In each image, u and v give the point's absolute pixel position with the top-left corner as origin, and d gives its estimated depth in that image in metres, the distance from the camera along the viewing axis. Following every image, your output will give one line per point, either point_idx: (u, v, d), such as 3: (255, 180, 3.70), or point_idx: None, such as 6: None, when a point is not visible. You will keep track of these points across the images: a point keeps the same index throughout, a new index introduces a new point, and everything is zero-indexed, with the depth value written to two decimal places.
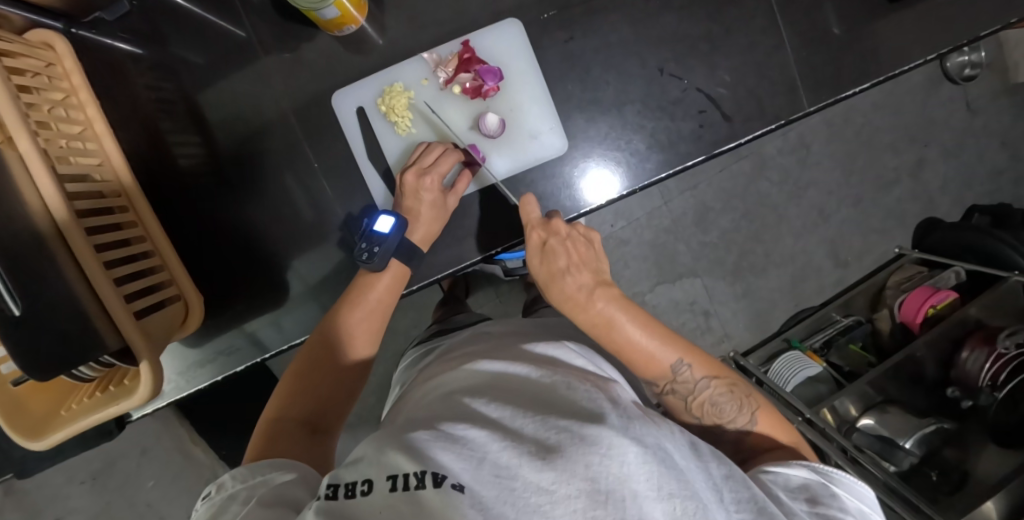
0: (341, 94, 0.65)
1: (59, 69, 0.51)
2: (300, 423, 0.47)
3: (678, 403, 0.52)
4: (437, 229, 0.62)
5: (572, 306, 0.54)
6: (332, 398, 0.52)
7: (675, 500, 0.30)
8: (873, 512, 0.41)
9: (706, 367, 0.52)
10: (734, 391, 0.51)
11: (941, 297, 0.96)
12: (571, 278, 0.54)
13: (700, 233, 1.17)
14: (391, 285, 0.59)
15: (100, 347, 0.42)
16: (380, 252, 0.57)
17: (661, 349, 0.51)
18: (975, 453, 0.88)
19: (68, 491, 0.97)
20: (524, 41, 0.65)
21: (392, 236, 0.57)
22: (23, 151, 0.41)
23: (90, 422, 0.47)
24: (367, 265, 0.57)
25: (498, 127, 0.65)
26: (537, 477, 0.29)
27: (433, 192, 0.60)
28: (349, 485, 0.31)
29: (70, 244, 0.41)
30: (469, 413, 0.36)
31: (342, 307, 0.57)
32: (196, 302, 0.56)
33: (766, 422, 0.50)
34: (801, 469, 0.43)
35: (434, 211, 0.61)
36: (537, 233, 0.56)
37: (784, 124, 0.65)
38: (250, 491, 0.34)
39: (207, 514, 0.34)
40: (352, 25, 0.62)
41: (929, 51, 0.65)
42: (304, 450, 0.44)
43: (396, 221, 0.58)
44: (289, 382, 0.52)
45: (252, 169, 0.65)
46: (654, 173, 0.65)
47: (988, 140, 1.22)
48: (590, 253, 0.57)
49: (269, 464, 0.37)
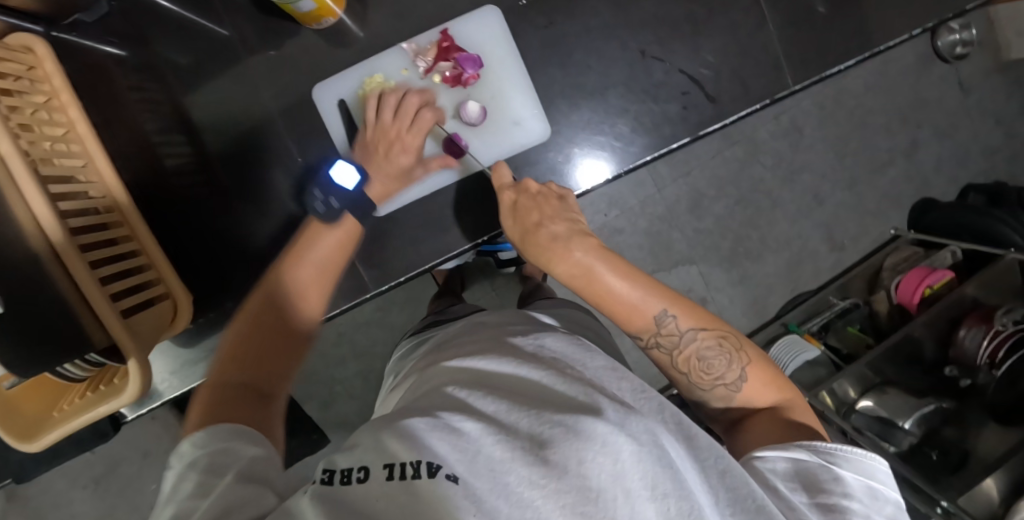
0: (321, 88, 0.65)
1: (40, 73, 0.51)
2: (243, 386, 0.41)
3: (664, 358, 0.52)
4: (394, 189, 0.62)
5: (552, 256, 0.53)
6: (279, 359, 0.45)
7: (668, 500, 0.30)
8: (881, 486, 0.41)
9: (694, 319, 0.52)
10: (724, 344, 0.51)
11: (937, 276, 0.96)
12: (546, 229, 0.53)
13: (694, 220, 1.17)
14: (342, 241, 0.56)
15: (88, 344, 0.42)
16: (336, 205, 0.56)
17: (644, 299, 0.51)
18: (975, 431, 0.88)
19: (72, 496, 0.97)
20: (503, 28, 0.64)
21: (353, 193, 0.58)
22: (5, 152, 0.40)
23: (82, 422, 0.47)
24: (320, 216, 0.56)
25: (479, 115, 0.64)
26: (529, 472, 0.29)
27: (403, 150, 0.61)
28: (345, 471, 0.30)
29: (65, 261, 0.41)
30: (465, 404, 0.36)
31: (285, 262, 0.53)
32: (185, 300, 0.56)
33: (756, 378, 0.50)
34: (804, 452, 0.42)
35: (398, 169, 0.61)
36: (507, 193, 0.57)
37: (769, 103, 0.65)
38: (213, 459, 0.33)
39: (167, 485, 0.33)
40: (331, 18, 0.61)
41: (913, 27, 0.65)
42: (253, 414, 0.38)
43: (360, 179, 0.58)
44: (226, 346, 0.45)
45: (238, 167, 0.65)
46: (639, 156, 0.65)
47: (980, 118, 1.21)
48: (563, 206, 0.57)
49: (232, 429, 0.35)
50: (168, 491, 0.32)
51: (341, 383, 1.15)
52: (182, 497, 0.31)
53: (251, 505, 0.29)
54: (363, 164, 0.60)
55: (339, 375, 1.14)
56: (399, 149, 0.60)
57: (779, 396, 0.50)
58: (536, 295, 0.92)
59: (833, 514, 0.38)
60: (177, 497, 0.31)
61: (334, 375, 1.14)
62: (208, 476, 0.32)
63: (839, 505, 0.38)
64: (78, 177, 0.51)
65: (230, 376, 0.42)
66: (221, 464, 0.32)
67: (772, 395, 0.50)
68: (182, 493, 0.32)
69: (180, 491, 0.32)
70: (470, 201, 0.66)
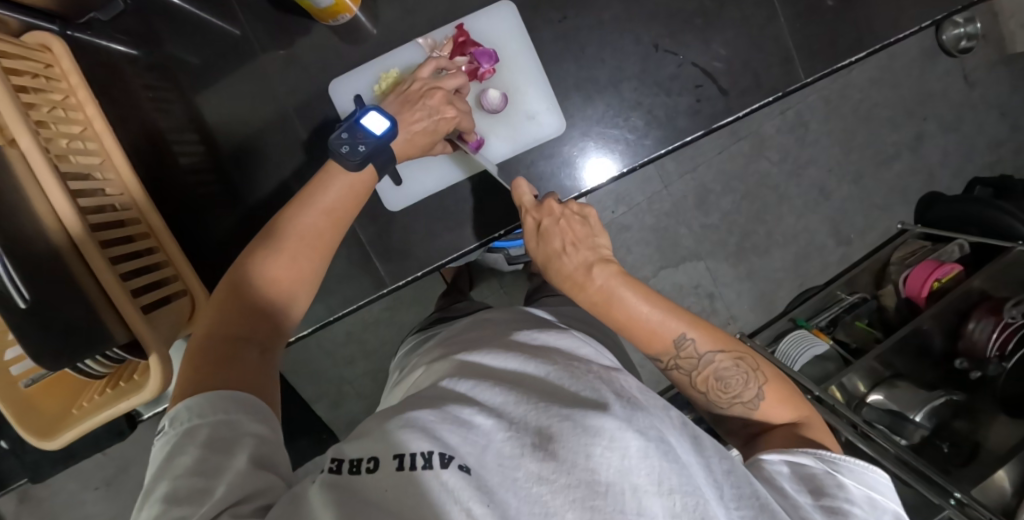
0: (337, 82, 0.65)
1: (57, 71, 0.51)
2: (233, 338, 0.42)
3: (683, 379, 0.52)
4: (415, 153, 0.59)
5: (569, 285, 0.54)
6: (272, 317, 0.46)
7: (674, 495, 0.30)
8: (885, 499, 0.40)
9: (711, 340, 0.51)
10: (742, 364, 0.50)
11: (945, 270, 0.97)
12: (567, 260, 0.54)
13: (701, 216, 1.17)
14: (343, 200, 0.53)
15: (109, 340, 0.43)
16: (366, 150, 0.54)
17: (664, 323, 0.51)
18: (986, 424, 0.88)
19: (83, 497, 0.97)
20: (517, 22, 0.65)
21: (382, 139, 0.55)
22: (25, 149, 0.42)
23: (100, 420, 0.47)
24: (348, 159, 0.53)
25: (498, 105, 0.64)
26: (537, 467, 0.30)
27: (436, 103, 0.58)
28: (355, 461, 0.31)
29: (83, 252, 0.43)
30: (471, 398, 0.37)
31: (291, 209, 0.51)
32: (202, 297, 0.56)
33: (773, 397, 0.49)
34: (807, 457, 0.43)
35: (427, 126, 0.58)
36: (531, 217, 0.58)
37: (780, 96, 0.65)
38: (213, 433, 0.34)
39: (162, 452, 0.34)
40: (346, 14, 0.61)
41: (922, 18, 0.65)
42: (246, 373, 0.39)
43: (391, 124, 0.55)
44: (220, 296, 0.45)
45: (256, 166, 0.65)
46: (653, 149, 0.65)
47: (987, 111, 1.21)
48: (586, 230, 0.56)
49: (230, 398, 0.36)
50: (163, 464, 0.33)
51: (350, 383, 1.15)
52: (179, 470, 0.32)
53: (263, 495, 0.31)
54: (396, 115, 0.57)
55: (349, 374, 1.15)
56: (435, 110, 0.58)
57: (797, 415, 0.50)
58: (542, 290, 0.93)
59: (836, 515, 0.38)
60: (173, 471, 0.32)
61: (343, 374, 1.14)
62: (206, 451, 0.32)
63: (843, 507, 0.38)
64: (96, 174, 0.51)
65: (222, 332, 0.42)
66: (222, 439, 0.33)
67: (788, 413, 0.50)
68: (178, 468, 0.32)
69: (180, 465, 0.32)
70: (484, 197, 0.66)
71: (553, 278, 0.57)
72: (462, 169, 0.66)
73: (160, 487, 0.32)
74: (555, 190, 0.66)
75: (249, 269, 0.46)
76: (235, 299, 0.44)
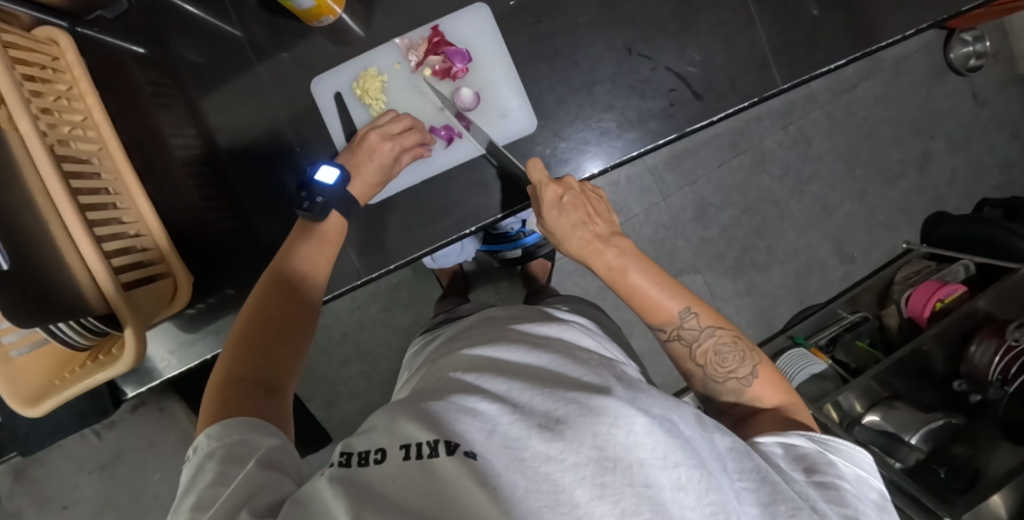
0: (319, 80, 0.68)
1: (64, 63, 0.55)
2: (256, 381, 0.43)
3: (683, 351, 0.53)
4: (375, 191, 0.63)
5: (589, 251, 0.54)
6: (290, 340, 0.48)
7: (680, 468, 0.30)
8: (871, 477, 0.41)
9: (712, 317, 0.53)
10: (739, 343, 0.52)
11: (948, 290, 0.94)
12: (580, 232, 0.54)
13: (699, 228, 1.17)
14: (336, 230, 0.59)
15: (85, 308, 0.47)
16: (322, 202, 0.56)
17: (669, 297, 0.53)
18: (988, 450, 0.85)
19: (76, 480, 0.94)
20: (489, 23, 0.67)
21: (335, 188, 0.58)
22: (23, 131, 0.44)
23: (74, 391, 0.49)
24: (308, 214, 0.56)
25: (472, 100, 0.66)
26: (545, 447, 0.29)
27: (385, 154, 0.62)
28: (362, 454, 0.31)
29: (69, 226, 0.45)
30: (477, 386, 0.35)
31: (294, 249, 0.55)
32: (184, 280, 0.59)
33: (766, 378, 0.50)
34: (800, 438, 0.42)
35: (379, 172, 0.62)
36: (553, 188, 0.55)
37: (757, 101, 0.65)
38: (230, 451, 0.35)
39: (189, 473, 0.36)
40: (329, 16, 0.65)
41: (907, 27, 0.65)
42: (260, 403, 0.41)
43: (341, 174, 0.59)
44: (238, 330, 0.47)
45: (248, 160, 0.68)
46: (626, 150, 0.66)
47: (997, 130, 1.19)
48: (603, 206, 0.58)
49: (245, 422, 0.38)
50: (191, 480, 0.36)
51: (345, 383, 1.16)
52: (203, 485, 0.34)
53: (269, 492, 0.32)
54: (347, 165, 0.61)
55: (343, 374, 1.16)
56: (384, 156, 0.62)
57: (785, 400, 0.51)
58: (541, 295, 0.94)
59: (828, 489, 0.37)
60: (197, 485, 0.34)
61: (339, 374, 1.16)
62: (225, 466, 0.34)
63: (834, 482, 0.38)
64: (94, 160, 0.54)
65: (239, 371, 0.43)
66: (238, 455, 0.35)
67: (779, 397, 0.50)
68: (202, 482, 0.35)
69: (203, 481, 0.34)
70: (461, 190, 0.67)
71: (567, 250, 0.57)
72: (445, 163, 0.67)
73: (187, 500, 0.34)
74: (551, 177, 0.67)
75: (272, 297, 0.49)
76: (252, 329, 0.46)
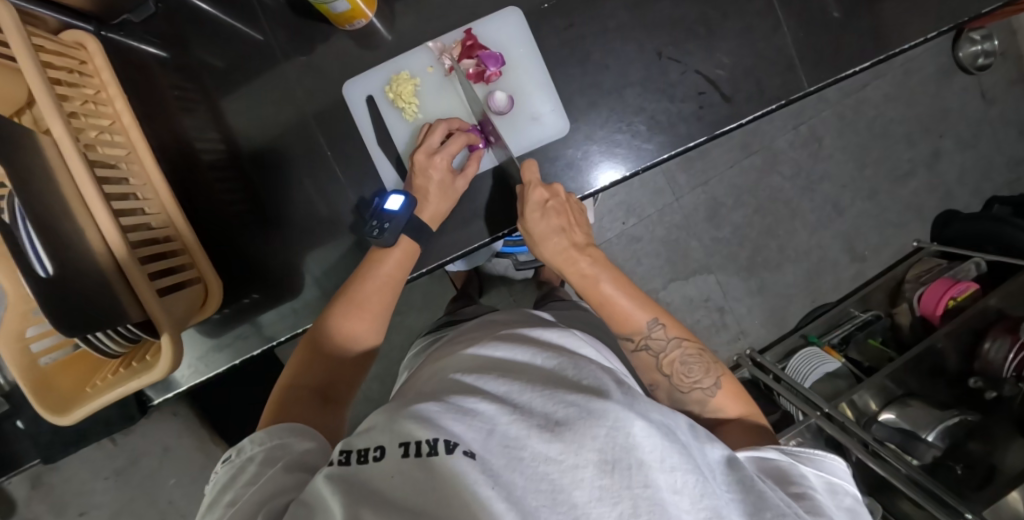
0: (351, 83, 0.67)
1: (90, 68, 0.54)
2: (311, 393, 0.48)
3: (649, 360, 0.54)
4: (445, 209, 0.62)
5: (565, 258, 0.58)
6: (344, 365, 0.52)
7: (676, 472, 0.30)
8: (844, 483, 0.42)
9: (677, 329, 0.54)
10: (703, 355, 0.53)
11: (961, 288, 0.94)
12: (550, 242, 0.58)
13: (712, 229, 1.17)
14: (402, 262, 0.58)
15: (123, 316, 0.47)
16: (390, 228, 0.57)
17: (637, 308, 0.55)
18: (1004, 447, 0.86)
19: (93, 486, 0.94)
20: (523, 27, 0.67)
21: (402, 213, 0.58)
22: (56, 135, 0.43)
23: (106, 399, 0.49)
24: (377, 242, 0.57)
25: (506, 104, 0.66)
26: (544, 447, 0.29)
27: (442, 171, 0.61)
28: (361, 451, 0.31)
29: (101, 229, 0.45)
30: (475, 388, 0.35)
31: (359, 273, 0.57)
32: (215, 284, 0.59)
33: (729, 389, 0.52)
34: (773, 451, 0.42)
35: (442, 190, 0.62)
36: (539, 191, 0.59)
37: (784, 103, 0.65)
38: (269, 454, 0.37)
39: (227, 474, 0.37)
40: (362, 19, 0.65)
41: (930, 28, 0.65)
42: (316, 417, 0.45)
43: (406, 199, 0.59)
44: (302, 352, 0.52)
45: (273, 164, 0.67)
46: (656, 153, 0.66)
47: (1006, 129, 1.20)
48: (580, 218, 0.62)
49: (286, 426, 0.40)
50: (228, 480, 0.37)
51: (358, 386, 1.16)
52: (240, 484, 0.35)
53: (280, 494, 0.32)
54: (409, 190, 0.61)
55: None
56: (441, 177, 0.61)
57: (748, 413, 0.51)
58: (552, 298, 0.94)
59: (803, 500, 0.38)
60: (235, 484, 0.35)
61: None
62: (263, 466, 0.36)
63: (809, 493, 0.38)
64: (121, 165, 0.53)
65: (300, 384, 0.49)
66: (275, 456, 0.37)
67: (740, 409, 0.51)
68: (239, 481, 0.36)
69: (241, 480, 0.35)
70: (488, 193, 0.67)
71: (542, 254, 0.60)
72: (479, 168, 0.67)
73: (225, 496, 0.35)
74: (573, 182, 0.67)
75: (326, 320, 0.53)
76: (313, 351, 0.51)
